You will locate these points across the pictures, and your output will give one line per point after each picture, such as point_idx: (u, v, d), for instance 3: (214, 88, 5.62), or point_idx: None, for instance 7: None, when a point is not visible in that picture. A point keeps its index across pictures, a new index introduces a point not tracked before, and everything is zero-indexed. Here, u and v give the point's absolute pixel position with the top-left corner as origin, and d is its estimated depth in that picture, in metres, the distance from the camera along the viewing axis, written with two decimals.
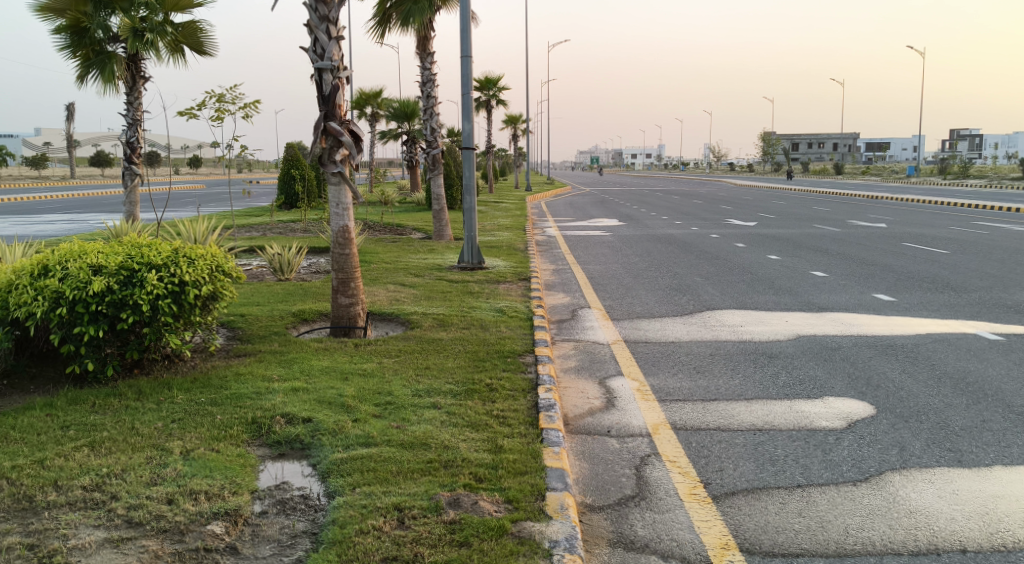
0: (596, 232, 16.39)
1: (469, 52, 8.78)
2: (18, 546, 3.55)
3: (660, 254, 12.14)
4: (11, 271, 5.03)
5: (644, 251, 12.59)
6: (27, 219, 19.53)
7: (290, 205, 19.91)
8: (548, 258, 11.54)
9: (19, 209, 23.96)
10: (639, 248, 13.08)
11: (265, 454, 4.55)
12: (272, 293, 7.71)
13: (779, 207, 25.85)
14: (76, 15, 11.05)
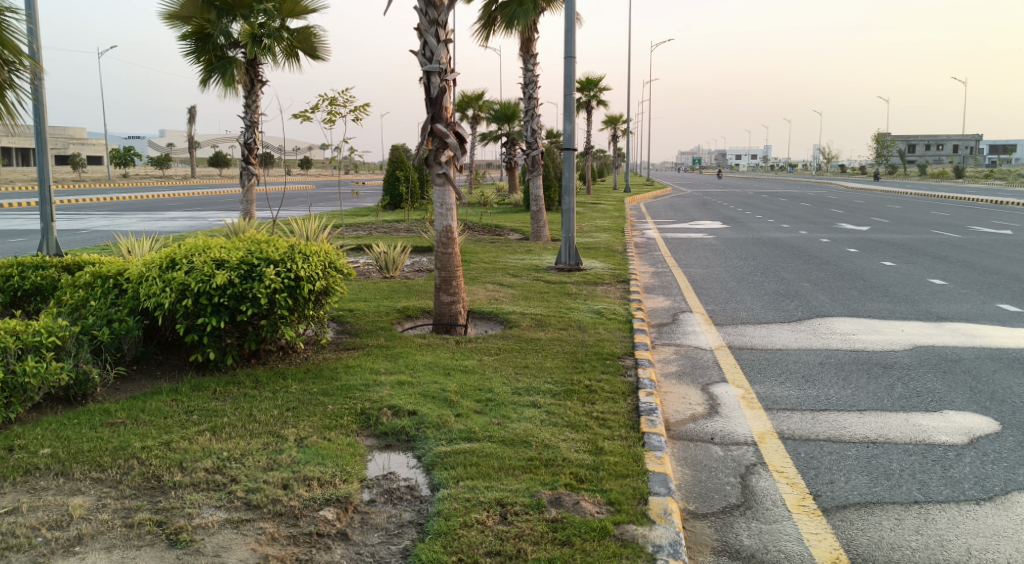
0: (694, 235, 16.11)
1: (572, 52, 8.78)
2: (148, 522, 3.78)
3: (764, 257, 11.80)
4: (142, 264, 5.38)
5: (748, 255, 12.27)
6: (152, 216, 20.79)
7: (395, 205, 20.44)
8: (645, 261, 11.44)
9: (148, 206, 25.56)
10: (742, 252, 12.75)
11: (373, 444, 4.67)
12: (377, 290, 7.93)
13: (894, 212, 24.69)
14: (201, 22, 11.65)
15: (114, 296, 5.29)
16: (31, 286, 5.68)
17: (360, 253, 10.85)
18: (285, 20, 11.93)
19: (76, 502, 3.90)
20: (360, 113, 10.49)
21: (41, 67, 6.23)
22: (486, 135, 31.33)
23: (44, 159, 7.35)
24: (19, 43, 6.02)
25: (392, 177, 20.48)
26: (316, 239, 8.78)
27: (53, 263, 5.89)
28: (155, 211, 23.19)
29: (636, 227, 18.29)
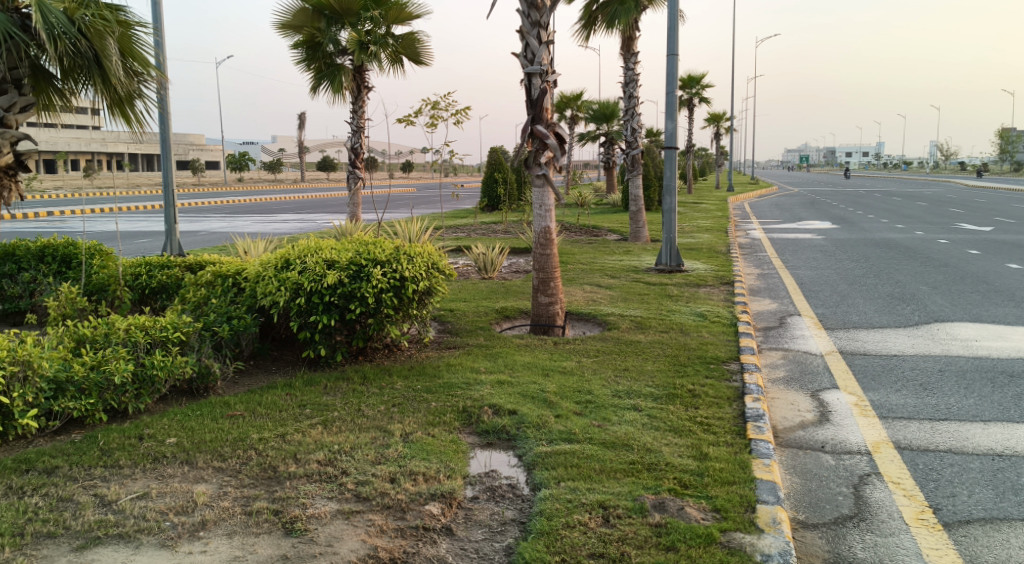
0: (800, 236, 15.57)
1: (675, 50, 8.62)
2: (265, 511, 3.94)
3: (877, 259, 11.28)
4: (259, 264, 5.66)
5: (860, 256, 11.76)
6: (266, 218, 21.81)
7: (493, 207, 20.60)
8: (749, 262, 11.18)
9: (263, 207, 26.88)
10: (852, 253, 12.22)
11: (475, 442, 4.73)
12: (476, 290, 8.04)
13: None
14: (312, 31, 12.12)
15: (233, 294, 5.58)
16: (158, 283, 6.03)
17: (459, 254, 11.02)
18: (390, 27, 12.19)
19: (199, 489, 4.12)
20: (462, 117, 10.55)
21: (167, 78, 6.81)
22: (585, 135, 31.15)
23: (171, 165, 7.77)
24: (148, 56, 6.59)
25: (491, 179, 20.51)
26: (417, 240, 8.98)
27: (177, 263, 6.24)
28: (270, 213, 24.24)
29: (737, 228, 17.83)
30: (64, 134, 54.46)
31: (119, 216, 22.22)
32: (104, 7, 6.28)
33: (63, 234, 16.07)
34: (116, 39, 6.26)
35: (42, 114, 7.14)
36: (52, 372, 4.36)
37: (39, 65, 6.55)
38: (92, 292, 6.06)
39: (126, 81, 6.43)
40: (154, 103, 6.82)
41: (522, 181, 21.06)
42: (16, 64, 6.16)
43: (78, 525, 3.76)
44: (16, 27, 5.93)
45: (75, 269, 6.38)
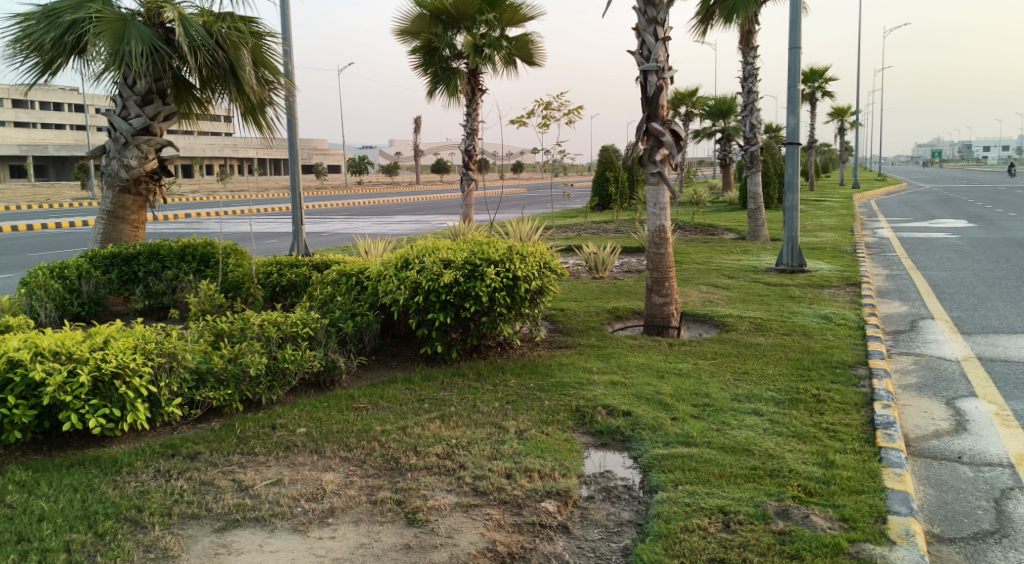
0: (932, 235, 14.68)
1: (797, 42, 8.33)
2: (389, 500, 4.07)
3: (1019, 261, 10.50)
4: (380, 264, 5.89)
5: (1001, 257, 10.97)
6: (385, 219, 22.63)
7: (604, 205, 20.44)
8: (878, 263, 10.67)
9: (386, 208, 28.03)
10: (992, 253, 11.42)
11: (589, 441, 4.72)
12: (588, 290, 8.03)
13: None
14: (429, 37, 12.43)
15: (357, 292, 5.83)
16: (288, 281, 6.37)
17: (570, 253, 11.03)
18: (505, 30, 12.34)
19: (327, 477, 4.30)
20: (575, 115, 10.55)
21: (294, 85, 7.17)
22: (700, 132, 30.41)
23: (297, 171, 8.12)
24: (278, 64, 6.96)
25: (603, 177, 20.36)
26: (529, 240, 9.07)
27: (305, 263, 6.57)
28: (390, 214, 24.98)
29: (864, 227, 16.91)
30: (193, 140, 58.06)
31: (253, 217, 23.55)
32: (239, 19, 6.70)
33: (202, 235, 17.27)
34: (249, 49, 6.66)
35: (185, 122, 7.87)
36: (195, 363, 4.68)
37: (181, 78, 7.20)
38: (229, 289, 6.45)
39: (259, 88, 6.80)
40: (283, 109, 7.20)
41: (633, 180, 20.77)
42: (160, 77, 6.88)
43: (219, 508, 4.00)
44: (162, 41, 6.38)
45: (213, 267, 6.79)
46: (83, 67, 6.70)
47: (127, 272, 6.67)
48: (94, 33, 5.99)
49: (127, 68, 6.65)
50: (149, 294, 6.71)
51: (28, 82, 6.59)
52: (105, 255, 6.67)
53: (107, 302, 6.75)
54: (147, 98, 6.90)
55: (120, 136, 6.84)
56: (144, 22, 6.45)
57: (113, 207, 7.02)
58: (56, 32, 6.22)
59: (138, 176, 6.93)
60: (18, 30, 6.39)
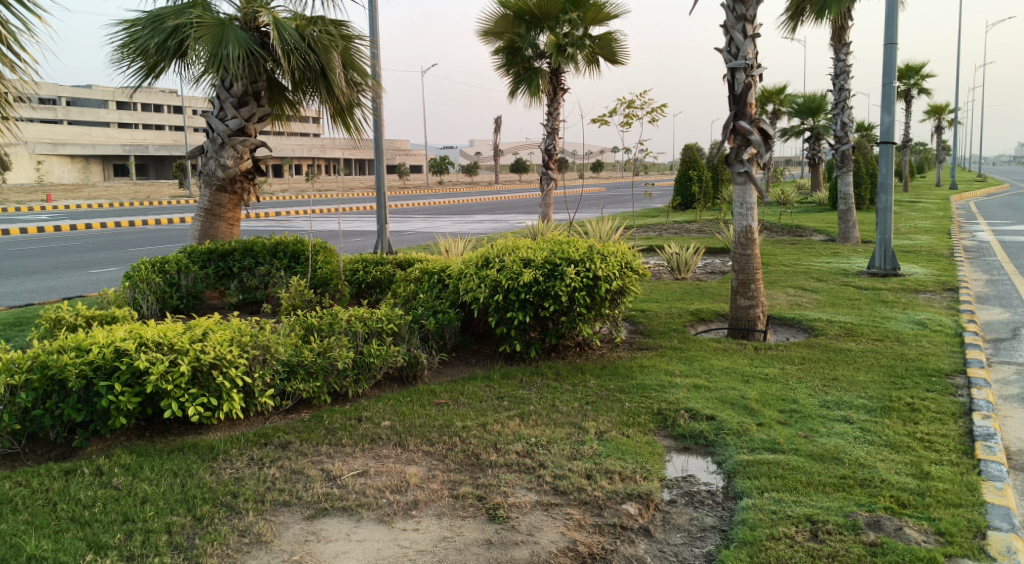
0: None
1: (893, 37, 8.04)
2: (470, 496, 4.12)
3: None
4: (462, 262, 6.01)
5: None
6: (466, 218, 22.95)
7: (687, 205, 20.11)
8: (977, 267, 10.16)
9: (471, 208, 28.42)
10: None
11: (671, 445, 4.67)
12: (670, 291, 7.95)
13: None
14: (512, 37, 12.56)
15: (438, 290, 5.95)
16: (373, 278, 6.53)
17: (650, 253, 10.94)
18: (589, 28, 12.23)
19: (411, 470, 4.38)
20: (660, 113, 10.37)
21: (382, 87, 7.33)
22: (788, 131, 29.58)
23: (382, 170, 8.29)
24: (366, 66, 7.13)
25: (685, 177, 19.98)
26: (609, 239, 9.02)
27: (389, 261, 6.74)
28: (473, 213, 25.20)
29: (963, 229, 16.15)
30: (281, 141, 60.13)
31: (343, 215, 24.20)
32: (329, 23, 6.93)
33: (291, 232, 17.87)
34: (339, 52, 6.86)
35: (278, 123, 8.17)
36: (286, 356, 4.91)
37: (274, 80, 7.47)
38: (317, 285, 6.64)
39: (348, 90, 6.98)
40: (370, 110, 7.37)
41: (717, 179, 20.34)
42: (256, 80, 7.13)
43: (308, 496, 4.12)
44: (257, 45, 6.64)
45: (303, 264, 7.00)
46: (185, 70, 7.00)
47: (223, 268, 6.93)
48: (195, 38, 6.24)
49: (224, 71, 6.94)
50: (243, 289, 6.96)
51: (133, 84, 6.93)
52: (203, 251, 6.95)
53: (204, 296, 7.02)
54: (243, 100, 7.17)
55: (217, 136, 7.11)
56: (241, 26, 6.73)
57: (210, 205, 7.30)
58: (161, 37, 6.53)
59: (234, 175, 7.21)
60: (126, 36, 6.74)
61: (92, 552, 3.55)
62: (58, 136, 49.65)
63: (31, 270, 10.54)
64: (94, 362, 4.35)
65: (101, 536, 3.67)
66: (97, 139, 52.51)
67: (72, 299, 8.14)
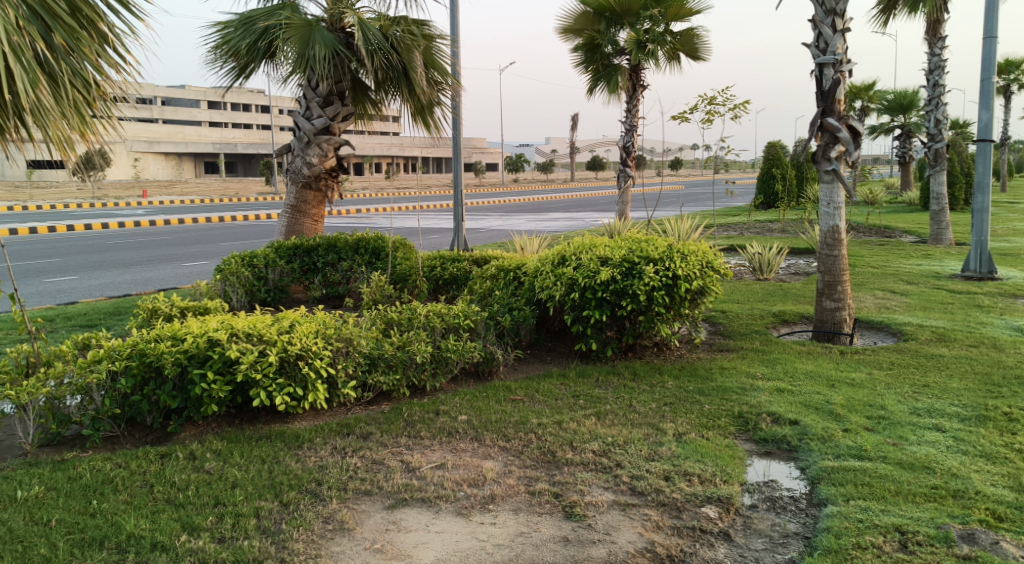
0: None
1: (994, 31, 7.68)
2: (547, 493, 4.13)
3: None
4: (538, 260, 6.05)
5: None
6: (543, 216, 23.00)
7: (770, 205, 19.64)
8: None
9: (549, 205, 28.47)
10: None
11: (752, 449, 4.58)
12: (752, 292, 7.81)
13: None
14: (593, 34, 12.51)
15: (514, 287, 6.00)
16: (450, 275, 6.63)
17: (732, 253, 10.78)
18: (670, 24, 12.05)
19: (488, 465, 4.42)
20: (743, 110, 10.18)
21: (461, 85, 7.40)
22: (876, 128, 28.56)
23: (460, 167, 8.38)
24: (446, 65, 7.22)
25: (768, 175, 19.55)
26: (689, 237, 8.92)
27: (466, 258, 6.84)
28: (551, 211, 25.25)
29: None
30: (358, 139, 61.47)
31: (423, 212, 24.61)
32: (412, 23, 7.05)
33: (371, 228, 18.31)
34: (420, 51, 6.97)
35: (361, 122, 8.37)
36: (368, 349, 5.05)
37: (357, 80, 7.64)
38: (396, 280, 6.79)
39: (429, 89, 7.09)
40: (449, 108, 7.48)
41: (802, 177, 19.78)
42: (341, 80, 7.31)
43: (388, 487, 4.20)
44: (342, 45, 6.81)
45: (383, 260, 7.14)
46: (274, 70, 7.22)
47: (307, 263, 7.15)
48: (284, 39, 6.44)
49: (311, 71, 7.15)
50: (326, 284, 7.14)
51: (225, 85, 7.19)
52: (289, 246, 7.17)
53: (290, 290, 7.24)
54: (328, 99, 7.36)
55: (304, 135, 7.32)
56: (327, 27, 6.91)
57: (296, 202, 7.51)
58: (251, 39, 6.74)
59: (318, 173, 7.41)
60: (219, 38, 6.98)
61: (186, 533, 3.71)
62: (153, 135, 52.08)
63: (130, 262, 11.10)
64: (188, 350, 4.54)
65: (194, 518, 3.82)
66: (189, 138, 54.87)
67: (168, 290, 8.51)
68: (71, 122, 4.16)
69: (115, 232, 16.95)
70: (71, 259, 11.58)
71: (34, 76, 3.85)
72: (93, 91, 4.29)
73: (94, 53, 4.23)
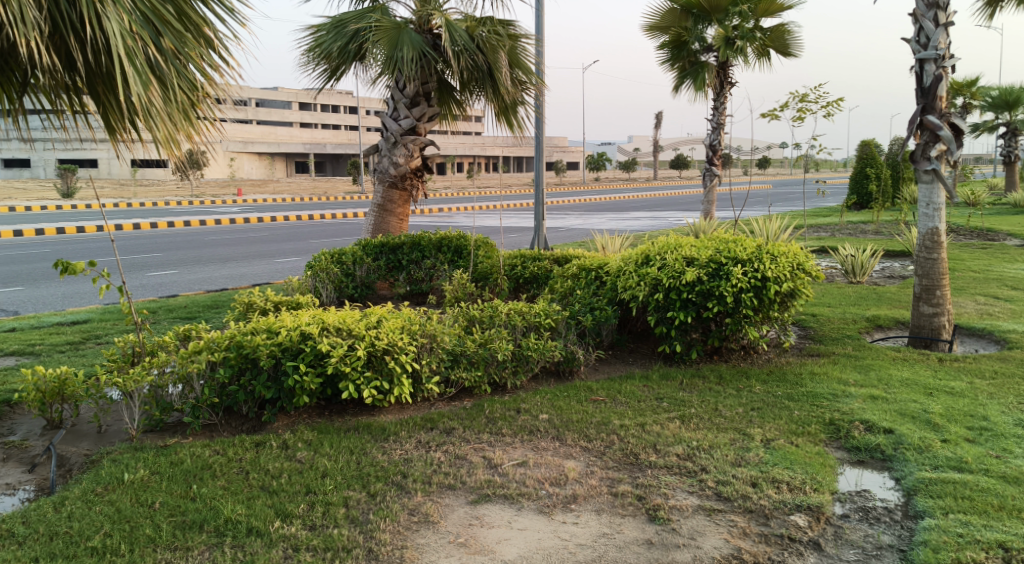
0: None
1: None
2: (630, 495, 4.10)
3: None
4: (621, 260, 6.03)
5: None
6: (624, 215, 22.77)
7: (863, 205, 19.03)
8: None
9: (630, 204, 28.17)
10: None
11: (844, 457, 4.44)
12: (844, 296, 7.60)
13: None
14: (679, 31, 12.47)
15: (596, 286, 6.02)
16: (530, 273, 6.72)
17: (823, 255, 10.49)
18: (760, 20, 11.79)
19: (570, 465, 4.42)
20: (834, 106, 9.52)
21: (545, 84, 7.42)
22: (979, 126, 27.18)
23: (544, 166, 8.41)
24: (531, 65, 7.24)
25: (862, 175, 18.88)
26: (778, 238, 8.74)
27: (546, 257, 6.93)
28: (634, 210, 25.10)
29: None
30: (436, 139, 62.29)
31: (507, 211, 24.76)
32: (498, 23, 7.13)
33: (453, 227, 18.59)
34: (505, 51, 7.02)
35: (445, 122, 8.50)
36: (450, 345, 5.14)
37: (443, 81, 7.78)
38: (478, 279, 6.88)
39: (513, 89, 7.15)
40: (533, 108, 7.52)
41: (898, 177, 19.02)
42: (427, 81, 7.42)
43: (471, 482, 4.26)
44: (429, 46, 6.95)
45: (465, 258, 7.20)
46: (363, 72, 7.41)
47: (393, 260, 7.31)
48: (373, 41, 6.62)
49: (398, 73, 7.31)
50: (410, 281, 7.27)
51: (317, 86, 7.43)
52: (375, 244, 7.35)
53: (375, 287, 7.41)
54: (414, 100, 7.51)
55: (391, 136, 7.54)
56: (415, 29, 7.05)
57: (382, 201, 7.65)
58: (343, 41, 6.91)
59: (403, 172, 7.56)
60: (312, 41, 7.21)
61: (279, 519, 3.83)
62: (248, 136, 54.13)
63: (226, 258, 11.58)
64: (282, 343, 4.72)
65: (287, 505, 3.95)
66: (281, 139, 56.70)
67: (261, 285, 8.84)
68: (179, 124, 4.37)
69: (211, 228, 17.73)
70: (172, 254, 12.18)
71: (146, 79, 4.05)
72: (197, 93, 4.49)
73: (199, 57, 4.43)
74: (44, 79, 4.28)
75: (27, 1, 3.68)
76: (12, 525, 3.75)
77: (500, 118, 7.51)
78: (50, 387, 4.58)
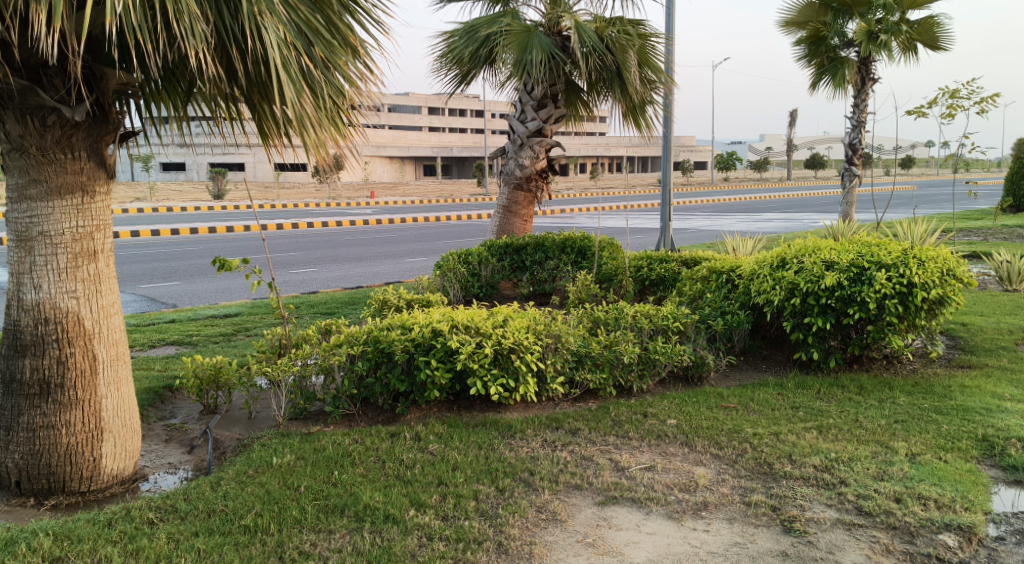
0: None
1: None
2: (764, 505, 4.00)
3: None
4: (754, 262, 5.92)
5: None
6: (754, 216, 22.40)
7: (1020, 207, 17.71)
8: None
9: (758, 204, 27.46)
10: None
11: (998, 476, 4.17)
12: (999, 304, 7.15)
13: None
14: (817, 26, 12.01)
15: (727, 290, 5.95)
16: (657, 276, 6.73)
17: (975, 261, 9.89)
18: (905, 13, 11.28)
19: (699, 471, 4.36)
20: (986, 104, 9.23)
21: (674, 82, 7.36)
22: None
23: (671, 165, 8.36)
24: (660, 63, 7.20)
25: (1020, 174, 17.68)
26: (925, 242, 8.33)
27: (674, 259, 6.90)
28: (771, 211, 24.50)
29: None
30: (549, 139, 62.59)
31: (632, 212, 24.67)
32: (628, 22, 7.17)
33: (582, 229, 18.92)
34: (635, 50, 7.03)
35: (572, 122, 8.62)
36: (576, 346, 5.19)
37: (571, 82, 7.86)
38: (603, 280, 6.93)
39: (642, 89, 7.14)
40: (661, 107, 7.47)
41: None
42: (555, 83, 7.53)
43: (599, 483, 4.27)
44: (558, 48, 7.06)
45: (589, 259, 7.24)
46: (493, 75, 7.59)
47: (517, 261, 7.43)
48: (504, 45, 6.79)
49: (528, 76, 7.46)
50: (534, 282, 7.37)
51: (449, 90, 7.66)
52: (501, 245, 7.51)
53: (500, 286, 7.55)
54: (542, 102, 7.64)
55: (518, 138, 7.67)
56: (545, 31, 7.21)
57: (507, 202, 7.78)
58: (474, 46, 7.09)
59: (529, 173, 7.68)
60: (445, 46, 7.45)
61: (414, 508, 3.97)
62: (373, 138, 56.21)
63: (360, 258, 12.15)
64: (415, 339, 4.90)
65: (421, 495, 4.09)
66: (413, 141, 58.27)
67: (393, 283, 9.18)
68: (328, 130, 4.61)
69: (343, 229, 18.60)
70: (309, 252, 12.89)
71: (299, 87, 4.27)
72: (343, 99, 4.71)
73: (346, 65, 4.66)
74: (207, 88, 4.59)
75: (198, 15, 3.88)
76: (174, 500, 4.04)
77: (628, 117, 7.50)
78: (207, 374, 4.95)
